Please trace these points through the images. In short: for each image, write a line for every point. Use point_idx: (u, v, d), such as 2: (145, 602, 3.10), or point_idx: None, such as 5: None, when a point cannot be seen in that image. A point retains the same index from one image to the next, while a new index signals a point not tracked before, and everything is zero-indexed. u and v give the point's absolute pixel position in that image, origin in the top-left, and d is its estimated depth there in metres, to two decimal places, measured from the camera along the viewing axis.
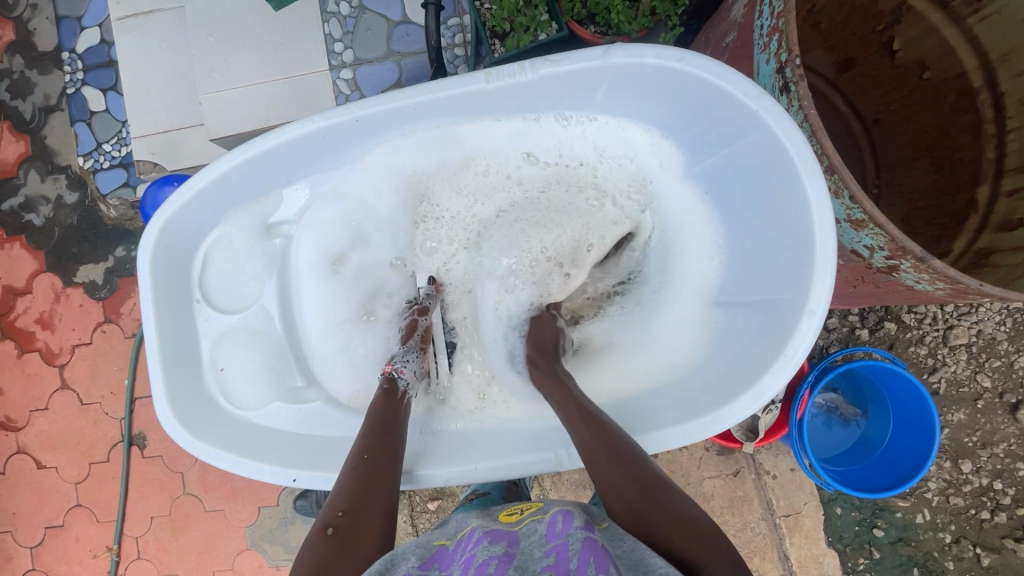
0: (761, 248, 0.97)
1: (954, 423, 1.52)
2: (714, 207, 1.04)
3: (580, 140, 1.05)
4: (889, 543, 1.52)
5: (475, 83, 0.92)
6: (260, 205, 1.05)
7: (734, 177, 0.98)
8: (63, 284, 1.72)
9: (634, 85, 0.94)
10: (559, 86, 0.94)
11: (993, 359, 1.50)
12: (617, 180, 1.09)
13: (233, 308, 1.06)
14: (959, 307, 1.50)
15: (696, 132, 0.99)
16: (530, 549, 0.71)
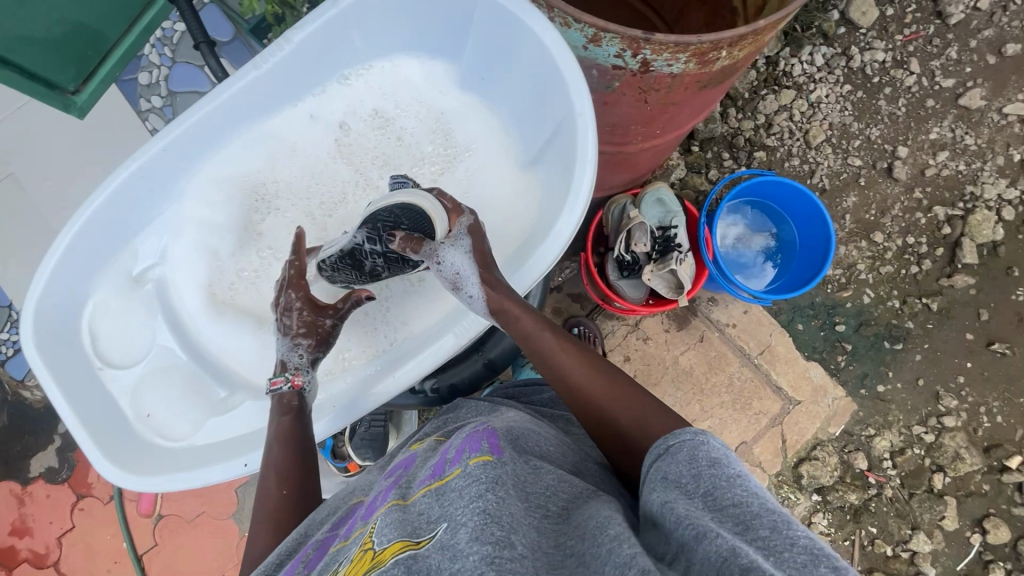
0: (531, 97, 1.06)
1: (851, 206, 1.66)
2: (493, 96, 1.15)
3: (366, 91, 1.17)
4: (854, 332, 1.65)
5: (250, 73, 1.02)
6: (118, 262, 1.07)
7: (486, 57, 1.10)
8: (21, 485, 1.67)
9: (376, 20, 1.08)
10: (319, 45, 1.06)
11: (853, 140, 1.67)
12: (411, 112, 1.19)
13: (130, 359, 1.06)
14: (804, 113, 1.67)
15: (441, 38, 1.12)
16: (423, 463, 0.81)
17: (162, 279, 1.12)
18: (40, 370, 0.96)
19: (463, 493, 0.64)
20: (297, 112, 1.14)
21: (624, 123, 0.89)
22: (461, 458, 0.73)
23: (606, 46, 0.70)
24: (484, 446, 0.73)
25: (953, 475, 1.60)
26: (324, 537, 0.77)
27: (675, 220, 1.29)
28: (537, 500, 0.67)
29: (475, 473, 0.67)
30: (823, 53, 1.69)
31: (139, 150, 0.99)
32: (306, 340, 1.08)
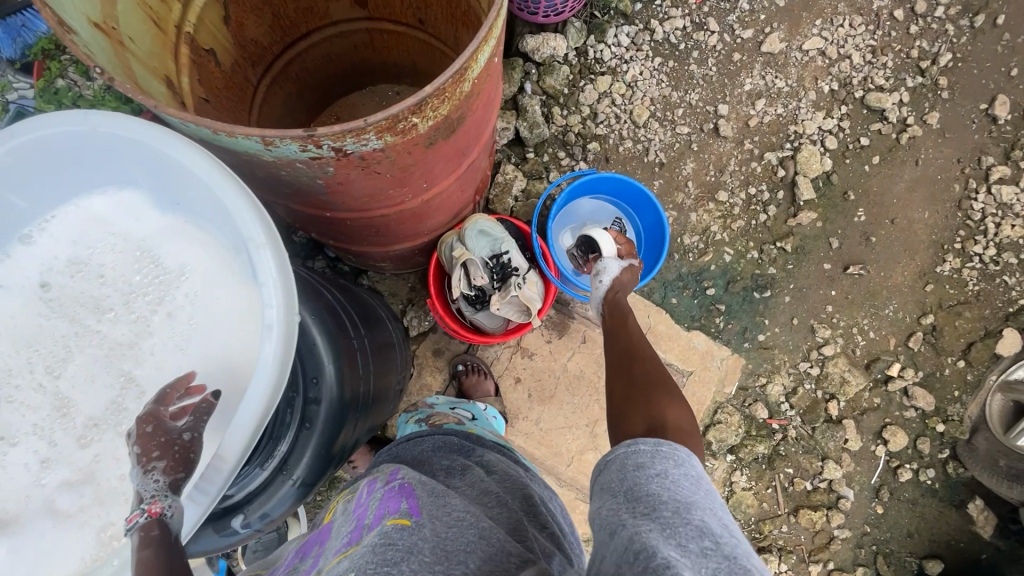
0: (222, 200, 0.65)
1: (691, 173, 1.70)
2: (203, 207, 0.68)
3: (49, 262, 0.69)
4: (724, 291, 1.69)
5: None
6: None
7: (171, 167, 0.67)
8: None
9: (32, 181, 0.67)
10: None
11: (677, 109, 1.71)
12: (116, 281, 0.69)
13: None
14: (623, 95, 1.69)
15: (119, 170, 0.69)
16: (341, 525, 0.80)
17: None
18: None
19: (378, 553, 0.68)
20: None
21: (379, 191, 0.85)
22: (379, 519, 0.75)
23: (285, 145, 0.64)
24: (401, 508, 0.76)
25: (845, 399, 1.68)
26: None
27: (506, 245, 1.28)
28: (456, 559, 0.70)
29: (388, 536, 0.70)
30: (627, 33, 1.70)
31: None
32: (162, 463, 0.63)
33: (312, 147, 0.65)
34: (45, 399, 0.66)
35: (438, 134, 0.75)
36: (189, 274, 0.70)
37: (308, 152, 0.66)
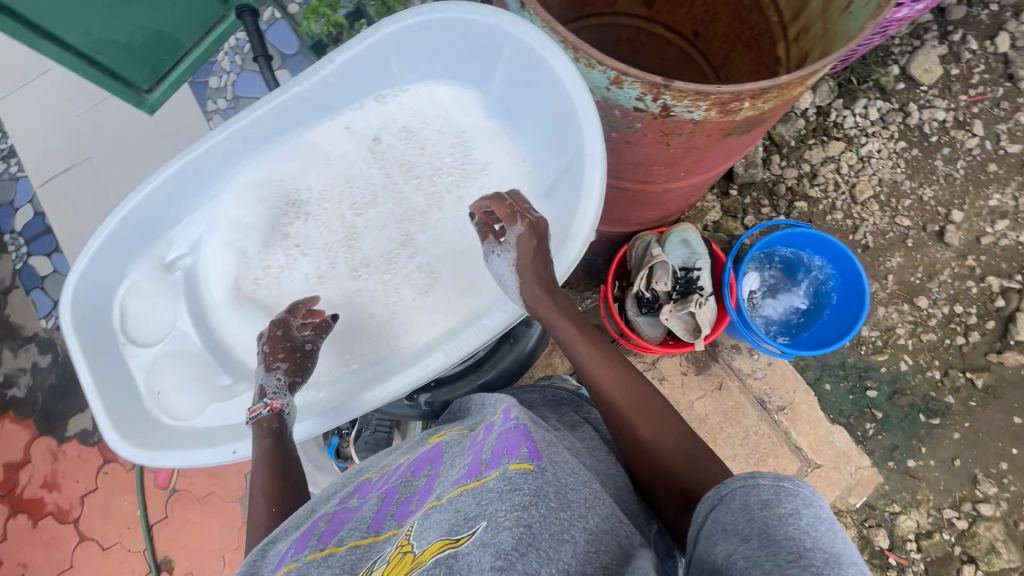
0: (558, 130, 0.76)
1: (895, 268, 1.59)
2: (529, 122, 0.81)
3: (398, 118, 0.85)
4: (886, 400, 1.55)
5: (282, 93, 0.76)
6: (154, 247, 0.81)
7: (524, 87, 0.78)
8: (58, 442, 1.80)
9: (418, 51, 0.79)
10: (353, 77, 0.79)
11: (904, 199, 1.60)
12: (437, 153, 0.87)
13: (154, 334, 0.80)
14: (852, 165, 1.62)
15: (477, 65, 0.80)
16: (450, 458, 0.72)
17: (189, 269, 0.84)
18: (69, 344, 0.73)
19: (506, 499, 0.57)
20: (331, 123, 0.84)
21: (647, 164, 0.90)
22: (498, 460, 0.64)
23: (627, 89, 0.70)
24: (523, 451, 0.64)
25: (985, 569, 1.48)
26: (339, 509, 0.70)
27: (698, 263, 1.28)
28: (577, 511, 0.60)
29: (514, 483, 0.59)
30: (879, 108, 1.63)
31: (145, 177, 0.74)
32: (283, 365, 0.77)
33: (647, 93, 0.69)
34: (343, 227, 0.87)
35: (744, 127, 0.77)
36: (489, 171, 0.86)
37: (637, 101, 0.71)
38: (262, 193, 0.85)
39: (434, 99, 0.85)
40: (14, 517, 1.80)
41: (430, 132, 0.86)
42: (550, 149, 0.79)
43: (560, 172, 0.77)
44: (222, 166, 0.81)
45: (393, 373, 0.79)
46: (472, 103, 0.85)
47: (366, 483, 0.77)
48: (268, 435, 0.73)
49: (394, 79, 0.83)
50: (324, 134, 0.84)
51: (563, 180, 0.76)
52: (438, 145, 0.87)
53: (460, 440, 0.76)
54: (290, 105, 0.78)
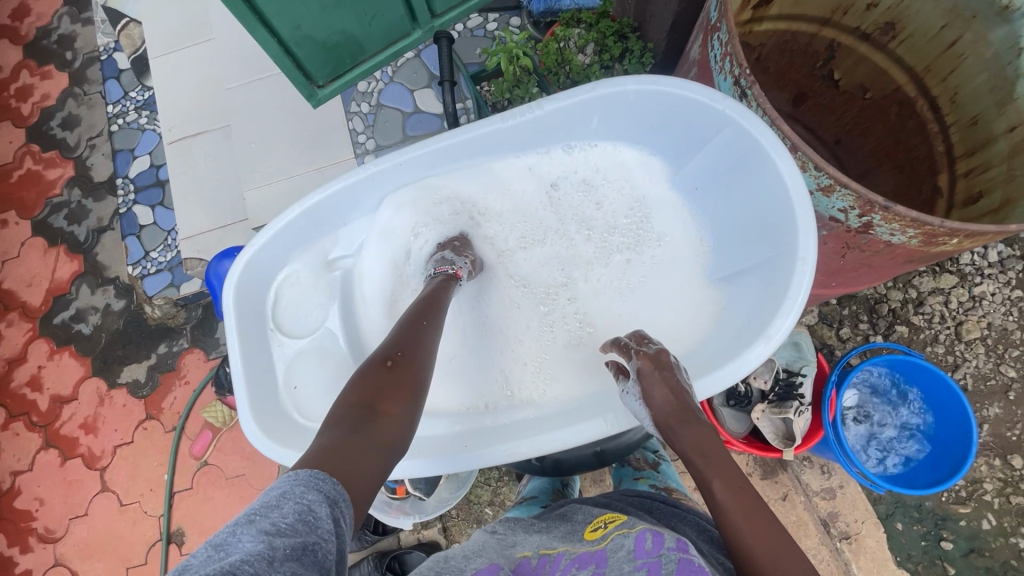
0: (751, 224, 0.79)
1: (991, 418, 1.51)
2: (714, 206, 0.86)
3: (585, 171, 0.90)
4: (961, 555, 1.45)
5: (488, 126, 0.79)
6: (318, 244, 0.86)
7: (717, 171, 0.82)
8: (108, 386, 1.81)
9: (622, 116, 0.83)
10: (555, 125, 0.82)
11: (1012, 350, 1.53)
12: (613, 210, 0.92)
13: (304, 328, 0.84)
14: (963, 302, 1.56)
15: (673, 141, 0.84)
16: (620, 565, 0.65)
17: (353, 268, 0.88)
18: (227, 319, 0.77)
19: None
20: (514, 162, 0.89)
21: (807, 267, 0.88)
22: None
23: (835, 199, 0.69)
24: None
25: None
26: (509, 574, 0.69)
27: (805, 369, 1.23)
28: None
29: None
30: (999, 251, 1.57)
31: (328, 179, 0.78)
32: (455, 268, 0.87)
33: (855, 207, 0.67)
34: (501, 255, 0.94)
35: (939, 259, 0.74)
36: (664, 241, 0.90)
37: (840, 212, 0.70)
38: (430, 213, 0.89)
39: (623, 160, 0.89)
40: (46, 451, 1.81)
41: (612, 191, 0.91)
42: (737, 237, 0.83)
43: (751, 263, 0.80)
44: (402, 183, 0.85)
45: (534, 431, 0.82)
46: (660, 173, 0.89)
47: (525, 563, 0.74)
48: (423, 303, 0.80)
49: (585, 134, 0.87)
50: (506, 170, 0.90)
51: (755, 273, 0.79)
52: (619, 207, 0.91)
53: (625, 540, 0.70)
54: (491, 136, 0.82)
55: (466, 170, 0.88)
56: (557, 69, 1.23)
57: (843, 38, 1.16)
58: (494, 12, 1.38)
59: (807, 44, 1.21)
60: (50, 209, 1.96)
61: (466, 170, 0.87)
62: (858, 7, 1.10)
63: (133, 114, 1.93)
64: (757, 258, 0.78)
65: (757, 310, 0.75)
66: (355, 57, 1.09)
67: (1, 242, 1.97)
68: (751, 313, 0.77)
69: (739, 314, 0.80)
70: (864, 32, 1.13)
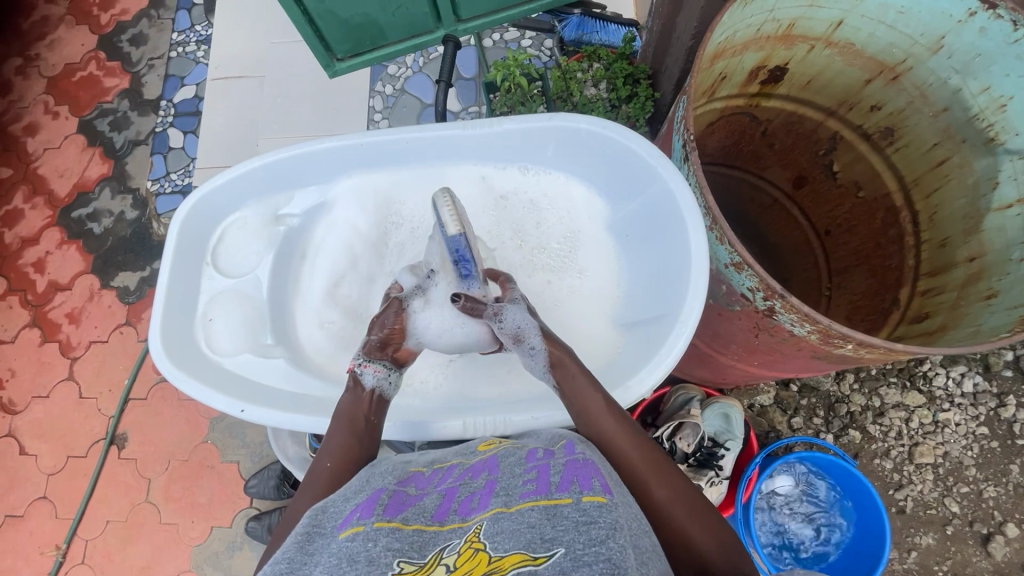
0: (662, 281, 0.79)
1: (923, 546, 1.47)
2: (644, 259, 0.84)
3: (538, 195, 0.90)
4: None
5: (450, 130, 0.82)
6: (276, 197, 0.86)
7: (648, 227, 0.82)
8: (101, 285, 1.93)
9: (580, 152, 0.85)
10: (515, 144, 0.85)
11: (961, 484, 1.49)
12: (548, 239, 0.90)
13: (236, 269, 0.84)
14: (924, 424, 1.52)
15: (621, 188, 0.85)
16: (509, 470, 0.65)
17: (299, 230, 0.88)
18: (168, 243, 0.79)
19: (583, 531, 0.49)
20: (473, 170, 0.90)
21: (731, 340, 0.89)
22: (568, 486, 0.57)
23: (744, 276, 0.71)
24: (595, 482, 0.56)
25: None
26: (398, 490, 0.63)
27: (728, 442, 1.22)
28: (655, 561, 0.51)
29: (590, 515, 0.51)
30: (975, 383, 1.54)
31: (302, 142, 0.81)
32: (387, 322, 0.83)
33: (759, 288, 0.69)
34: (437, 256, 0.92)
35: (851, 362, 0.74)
36: (590, 280, 0.89)
37: (748, 290, 0.72)
38: (377, 199, 0.90)
39: (569, 193, 0.90)
40: (30, 329, 1.93)
41: (552, 218, 0.90)
42: (651, 293, 0.82)
43: (651, 319, 0.79)
44: (363, 163, 0.88)
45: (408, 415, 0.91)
46: (601, 212, 0.89)
47: (418, 475, 0.70)
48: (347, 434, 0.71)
49: (544, 162, 0.89)
50: (459, 175, 0.90)
51: (650, 328, 0.79)
52: (557, 235, 0.90)
53: (518, 452, 0.71)
54: (454, 140, 0.84)
55: (429, 167, 0.90)
56: (564, 96, 1.28)
57: (845, 132, 1.17)
58: (531, 30, 1.43)
59: (812, 131, 1.22)
60: (98, 112, 2.10)
61: (425, 168, 0.89)
62: (864, 106, 1.11)
63: (193, 46, 2.07)
64: (660, 315, 0.77)
65: (637, 366, 0.75)
66: (376, 41, 1.16)
67: (48, 131, 2.12)
68: (636, 367, 0.76)
69: (626, 366, 0.79)
70: (865, 131, 1.15)
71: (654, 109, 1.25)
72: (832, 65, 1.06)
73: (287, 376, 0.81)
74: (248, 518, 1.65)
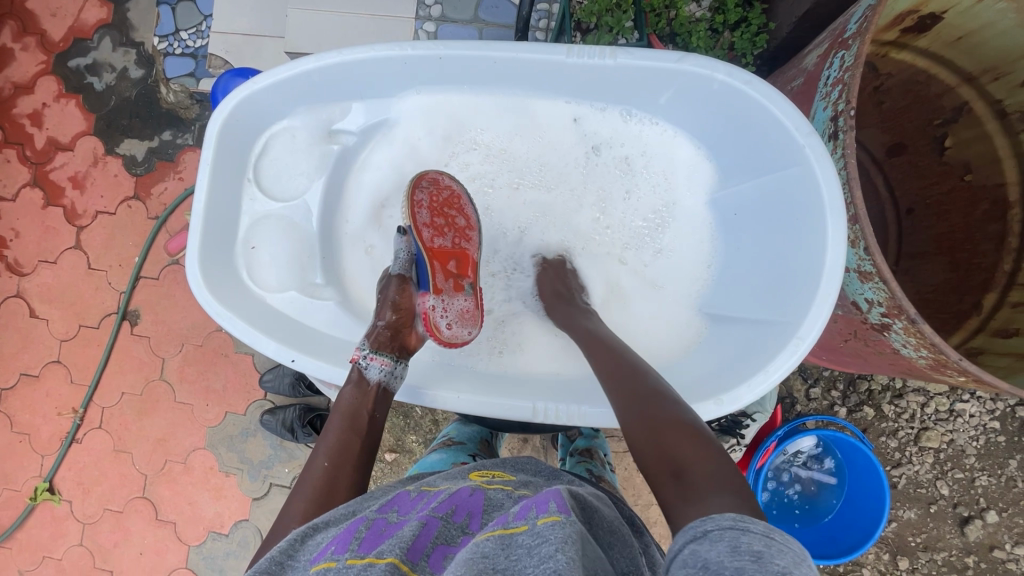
0: (775, 283, 0.78)
1: (902, 519, 1.54)
2: (751, 230, 0.84)
3: (633, 140, 0.89)
4: None
5: (554, 55, 0.73)
6: (327, 108, 0.84)
7: (772, 208, 0.79)
8: (105, 151, 1.78)
9: (704, 103, 0.79)
10: (628, 81, 0.79)
11: (956, 470, 1.53)
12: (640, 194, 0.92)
13: (284, 193, 0.86)
14: (939, 411, 1.53)
15: (735, 154, 0.82)
16: (488, 509, 0.62)
17: (351, 150, 0.88)
18: (205, 151, 0.77)
19: (535, 554, 0.47)
20: (560, 106, 0.87)
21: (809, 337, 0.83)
22: (526, 513, 0.54)
23: (868, 287, 0.63)
24: (553, 505, 0.53)
25: None
26: (378, 520, 0.59)
27: (756, 413, 1.22)
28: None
29: (542, 536, 0.48)
30: None
31: (345, 49, 0.72)
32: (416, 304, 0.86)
33: (883, 304, 0.61)
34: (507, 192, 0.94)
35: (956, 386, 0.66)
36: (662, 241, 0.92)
37: (865, 302, 0.65)
38: (448, 124, 0.89)
39: (675, 153, 0.88)
40: (30, 188, 1.81)
41: (639, 176, 0.91)
42: (754, 291, 0.82)
43: (755, 325, 0.79)
44: (431, 81, 0.82)
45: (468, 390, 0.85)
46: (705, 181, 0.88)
47: (403, 497, 0.66)
48: (324, 476, 0.68)
49: (654, 107, 0.85)
50: (552, 109, 0.88)
51: (753, 334, 0.78)
52: (644, 194, 0.92)
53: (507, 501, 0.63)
54: (556, 67, 0.76)
55: (523, 95, 0.86)
56: (662, 11, 1.07)
57: (976, 104, 1.02)
58: None
59: (935, 95, 1.05)
60: None
61: (518, 95, 0.86)
62: (1013, 80, 0.96)
63: None
64: (770, 319, 0.76)
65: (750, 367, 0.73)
66: None
67: None
68: (722, 365, 0.80)
69: (710, 359, 0.83)
70: (1004, 108, 1.00)
71: (765, 46, 1.06)
72: (998, 23, 0.88)
73: (339, 314, 0.87)
74: (263, 411, 1.69)
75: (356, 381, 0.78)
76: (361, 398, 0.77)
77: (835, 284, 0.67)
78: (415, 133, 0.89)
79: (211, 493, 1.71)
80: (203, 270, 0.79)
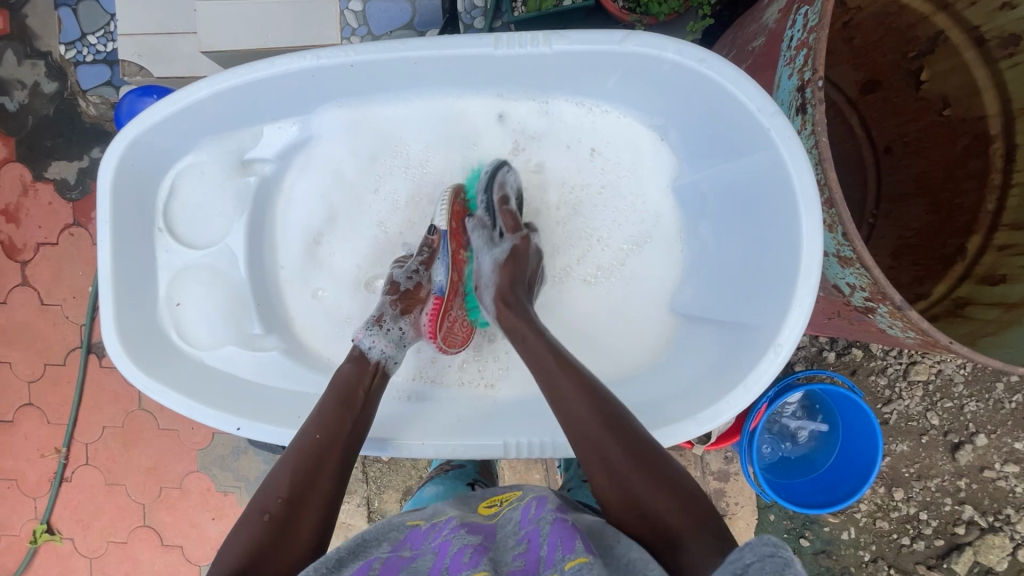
0: (743, 278, 0.82)
1: (895, 452, 1.40)
2: (715, 219, 0.87)
3: (573, 128, 0.92)
4: (811, 553, 1.41)
5: (483, 49, 0.76)
6: (236, 138, 0.88)
7: (740, 196, 0.81)
8: (33, 177, 1.65)
9: (651, 82, 0.81)
10: (570, 67, 0.80)
11: (946, 400, 1.38)
12: (594, 183, 0.94)
13: (203, 242, 0.89)
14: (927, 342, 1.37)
15: (698, 135, 0.84)
16: (504, 538, 0.61)
17: (269, 179, 0.93)
18: (102, 206, 0.80)
19: None
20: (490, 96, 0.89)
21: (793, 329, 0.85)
22: (552, 555, 0.54)
23: (849, 272, 0.63)
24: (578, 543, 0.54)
25: None
26: (392, 556, 0.59)
27: None
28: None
29: None
30: None
31: (244, 68, 0.78)
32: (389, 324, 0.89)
33: (865, 289, 0.60)
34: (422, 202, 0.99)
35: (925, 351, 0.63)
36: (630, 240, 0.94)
37: (846, 286, 0.65)
38: (366, 143, 0.94)
39: (636, 139, 0.91)
40: None
41: (589, 172, 0.94)
42: (720, 284, 0.86)
43: (731, 326, 0.82)
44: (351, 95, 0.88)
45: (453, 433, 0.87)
46: (661, 172, 0.92)
47: (416, 531, 0.64)
48: (296, 470, 0.68)
49: (598, 92, 0.88)
50: (474, 107, 0.91)
51: (731, 332, 0.82)
52: (609, 191, 0.94)
53: (516, 512, 0.65)
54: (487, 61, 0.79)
55: (435, 98, 0.90)
56: None
57: (952, 33, 0.94)
58: None
59: (909, 26, 0.97)
60: None
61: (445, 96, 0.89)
62: (992, 2, 0.88)
63: None
64: (745, 316, 0.79)
65: (736, 374, 0.75)
66: None
67: None
68: (705, 372, 0.82)
69: (692, 358, 0.86)
70: (982, 36, 0.92)
71: None
72: None
73: (281, 363, 0.92)
74: None
75: (356, 358, 0.84)
76: (359, 373, 0.82)
77: (814, 275, 0.69)
78: (333, 154, 0.94)
79: (213, 513, 1.69)
80: (118, 322, 0.82)
